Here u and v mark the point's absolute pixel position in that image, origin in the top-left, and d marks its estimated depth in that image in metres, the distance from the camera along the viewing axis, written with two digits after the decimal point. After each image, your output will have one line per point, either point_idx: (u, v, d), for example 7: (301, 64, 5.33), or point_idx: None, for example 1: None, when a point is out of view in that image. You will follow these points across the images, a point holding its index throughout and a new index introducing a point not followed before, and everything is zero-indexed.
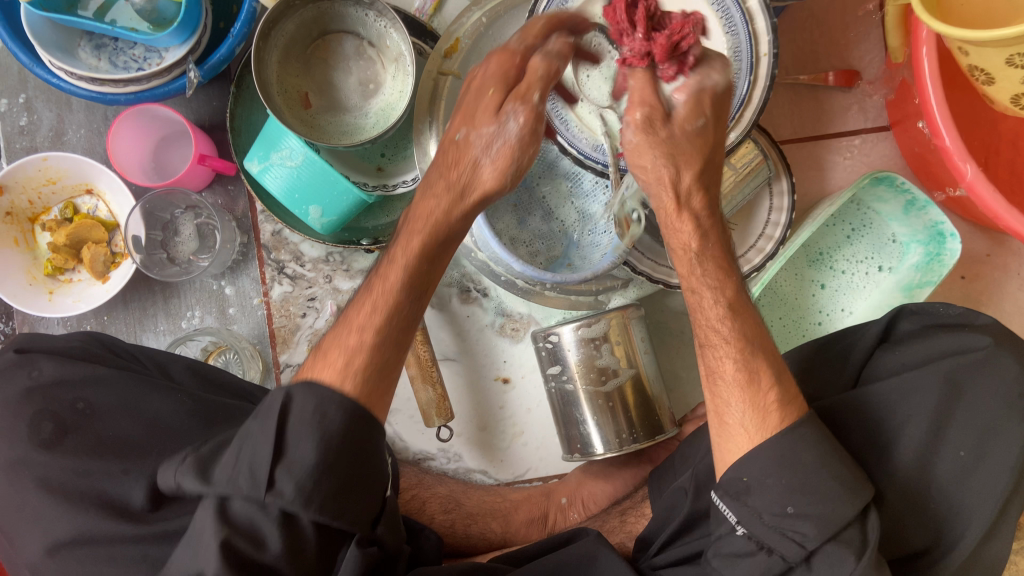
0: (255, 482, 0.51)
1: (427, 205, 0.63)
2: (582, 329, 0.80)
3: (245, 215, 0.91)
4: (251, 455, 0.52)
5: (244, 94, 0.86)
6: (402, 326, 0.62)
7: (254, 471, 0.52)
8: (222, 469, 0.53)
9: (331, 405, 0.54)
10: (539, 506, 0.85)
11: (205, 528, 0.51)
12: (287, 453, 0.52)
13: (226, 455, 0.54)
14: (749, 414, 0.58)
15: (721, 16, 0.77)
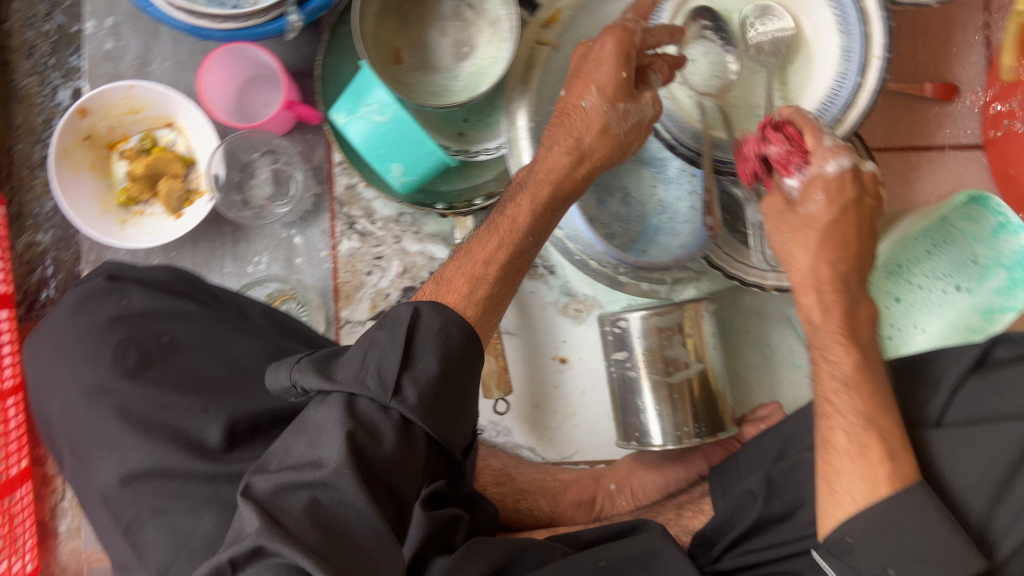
0: (383, 384, 0.51)
1: (552, 158, 0.66)
2: (654, 317, 0.79)
3: (321, 164, 0.90)
4: (377, 354, 0.52)
5: (335, 43, 0.85)
6: (519, 266, 0.64)
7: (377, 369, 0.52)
8: (348, 365, 0.53)
9: (453, 327, 0.55)
10: (588, 489, 0.85)
11: (323, 419, 0.50)
12: (414, 362, 0.52)
13: (350, 354, 0.54)
14: (861, 485, 0.57)
15: (836, 13, 0.75)
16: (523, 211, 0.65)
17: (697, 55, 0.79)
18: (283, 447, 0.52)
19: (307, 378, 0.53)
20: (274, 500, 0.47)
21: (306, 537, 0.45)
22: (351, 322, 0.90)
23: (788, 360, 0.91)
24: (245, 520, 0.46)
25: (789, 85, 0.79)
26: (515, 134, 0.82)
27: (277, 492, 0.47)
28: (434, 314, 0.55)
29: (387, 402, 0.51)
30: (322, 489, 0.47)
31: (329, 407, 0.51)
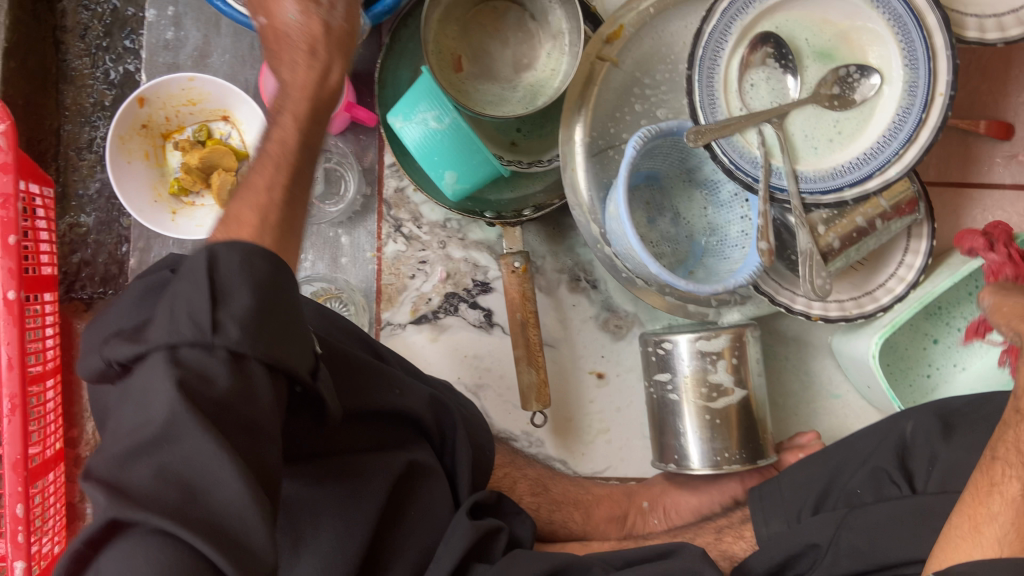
0: (197, 326, 0.44)
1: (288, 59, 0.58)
2: (700, 341, 0.79)
3: (372, 166, 0.91)
4: (185, 292, 0.45)
5: (396, 47, 0.85)
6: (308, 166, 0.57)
7: (175, 312, 0.44)
8: (154, 322, 0.45)
9: (257, 258, 0.47)
10: (620, 505, 0.86)
11: (151, 379, 0.43)
12: (224, 297, 0.45)
13: (156, 313, 0.45)
14: (1013, 534, 0.55)
15: (902, 47, 0.75)
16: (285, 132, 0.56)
17: (759, 81, 0.79)
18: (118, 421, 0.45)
19: (120, 347, 0.45)
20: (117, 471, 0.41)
21: (168, 500, 0.40)
22: (391, 324, 0.91)
23: (826, 390, 0.92)
24: (91, 502, 0.40)
25: (851, 117, 0.78)
26: (570, 149, 0.83)
27: (121, 463, 0.41)
28: (232, 250, 0.46)
29: (211, 341, 0.44)
30: (166, 449, 0.42)
31: (155, 367, 0.43)
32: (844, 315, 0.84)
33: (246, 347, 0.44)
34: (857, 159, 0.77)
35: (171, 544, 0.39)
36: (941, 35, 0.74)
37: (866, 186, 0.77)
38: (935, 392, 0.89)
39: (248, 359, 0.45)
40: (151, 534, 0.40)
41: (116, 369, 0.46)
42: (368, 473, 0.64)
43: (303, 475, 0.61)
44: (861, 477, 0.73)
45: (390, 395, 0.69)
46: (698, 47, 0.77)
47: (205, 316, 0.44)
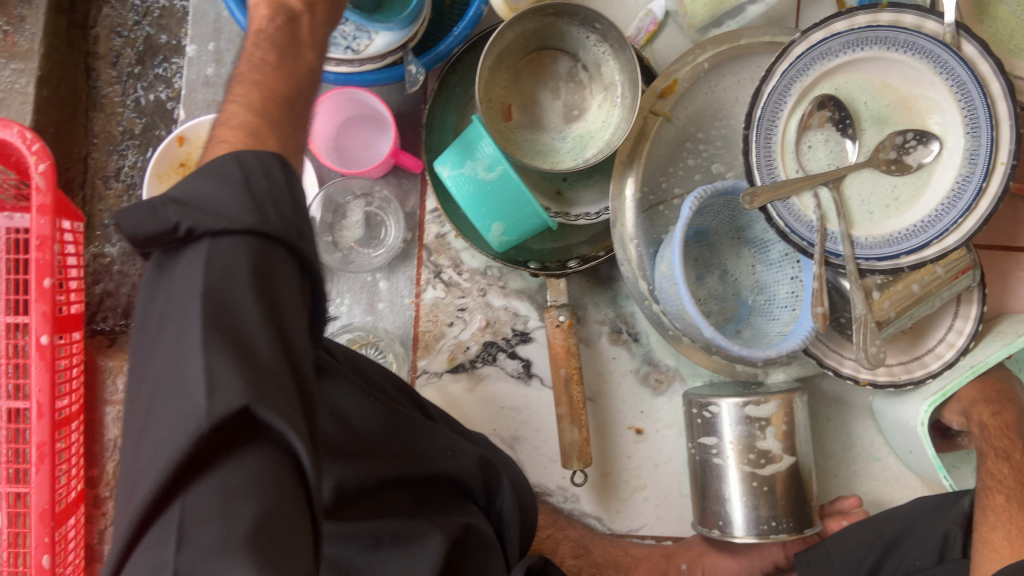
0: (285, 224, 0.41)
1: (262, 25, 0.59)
2: (747, 406, 0.78)
3: (414, 211, 0.89)
4: (264, 187, 0.42)
5: (443, 93, 0.83)
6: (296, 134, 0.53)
7: (259, 204, 0.41)
8: (233, 201, 0.40)
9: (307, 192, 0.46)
10: (658, 567, 0.83)
11: (250, 267, 0.39)
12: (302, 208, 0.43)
13: (228, 194, 0.40)
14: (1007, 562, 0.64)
15: (964, 113, 0.74)
16: (237, 110, 0.51)
17: (817, 142, 0.79)
18: (170, 296, 0.40)
19: (203, 218, 0.40)
20: (236, 358, 0.38)
21: (292, 407, 0.39)
22: (427, 372, 0.89)
23: (867, 452, 0.90)
24: (210, 389, 0.36)
25: (908, 182, 0.77)
26: (621, 203, 0.82)
27: (238, 350, 0.38)
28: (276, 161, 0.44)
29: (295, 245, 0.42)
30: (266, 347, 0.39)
31: (241, 255, 0.39)
32: (893, 381, 0.82)
33: (315, 266, 0.43)
34: (914, 227, 0.76)
35: (282, 459, 0.38)
36: (1005, 103, 0.72)
37: (924, 254, 0.75)
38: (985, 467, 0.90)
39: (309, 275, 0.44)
40: (267, 446, 0.38)
41: (177, 235, 0.40)
42: (420, 537, 0.61)
43: (357, 541, 0.59)
44: (924, 546, 0.74)
45: (442, 458, 0.68)
46: (757, 108, 0.76)
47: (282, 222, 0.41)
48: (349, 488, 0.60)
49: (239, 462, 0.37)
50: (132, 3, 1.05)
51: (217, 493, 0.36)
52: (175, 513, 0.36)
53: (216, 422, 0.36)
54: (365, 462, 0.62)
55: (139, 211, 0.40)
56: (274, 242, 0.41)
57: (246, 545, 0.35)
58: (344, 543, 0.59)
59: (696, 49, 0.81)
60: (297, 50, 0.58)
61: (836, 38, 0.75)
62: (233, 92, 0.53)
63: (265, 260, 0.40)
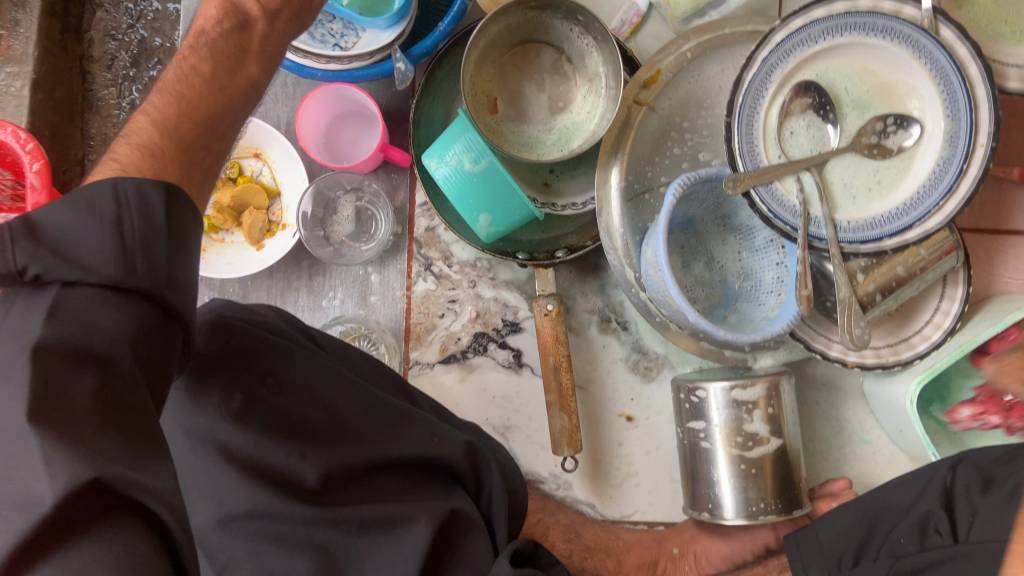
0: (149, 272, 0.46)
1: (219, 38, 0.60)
2: (735, 390, 0.79)
3: (404, 205, 0.90)
4: (136, 228, 0.46)
5: (430, 87, 0.85)
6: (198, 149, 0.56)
7: (126, 250, 0.45)
8: (96, 247, 0.44)
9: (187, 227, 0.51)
10: (650, 551, 0.85)
11: (104, 323, 0.43)
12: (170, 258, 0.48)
13: (94, 238, 0.45)
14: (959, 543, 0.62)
15: (944, 97, 0.75)
16: (146, 125, 0.53)
17: (799, 128, 0.79)
18: (6, 340, 0.42)
19: (56, 265, 0.43)
20: (73, 429, 0.40)
21: (147, 475, 0.41)
22: (419, 363, 0.90)
23: (857, 435, 0.91)
24: (46, 463, 0.37)
25: (891, 166, 0.78)
26: (607, 192, 0.83)
27: (79, 415, 0.40)
28: (158, 191, 0.48)
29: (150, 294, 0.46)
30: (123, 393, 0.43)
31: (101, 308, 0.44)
32: (881, 363, 0.83)
33: (181, 315, 0.48)
34: (897, 209, 0.77)
35: (142, 527, 0.40)
36: (983, 86, 0.73)
37: (906, 236, 0.76)
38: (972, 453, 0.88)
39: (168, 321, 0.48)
40: (120, 517, 0.39)
41: (25, 279, 0.43)
42: (405, 521, 0.63)
43: (343, 526, 0.60)
44: (907, 526, 0.72)
45: (428, 444, 0.68)
46: (738, 95, 0.77)
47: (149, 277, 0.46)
48: (337, 472, 0.62)
49: (89, 539, 0.38)
50: (125, 5, 1.07)
51: (65, 566, 0.36)
52: None
53: (64, 498, 0.37)
54: (348, 447, 0.64)
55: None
56: (134, 293, 0.45)
57: None
58: (332, 528, 0.60)
59: (680, 39, 0.82)
60: (239, 64, 0.60)
61: (814, 25, 0.76)
62: (148, 103, 0.56)
63: (117, 315, 0.44)
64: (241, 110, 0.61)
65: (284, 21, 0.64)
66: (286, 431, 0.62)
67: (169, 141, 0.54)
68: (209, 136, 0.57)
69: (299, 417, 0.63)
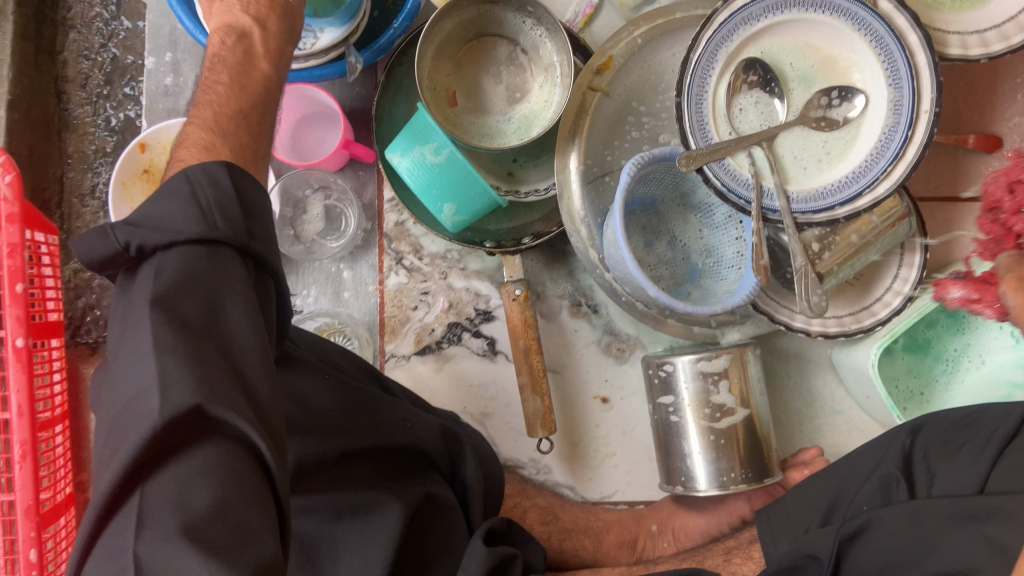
0: (236, 229, 0.46)
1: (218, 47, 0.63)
2: (701, 362, 0.80)
3: (372, 202, 0.92)
4: (212, 197, 0.46)
5: (390, 85, 0.87)
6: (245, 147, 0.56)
7: (202, 212, 0.45)
8: (179, 214, 0.45)
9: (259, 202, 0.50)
10: (629, 530, 0.85)
11: (201, 272, 0.44)
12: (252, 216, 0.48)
13: (178, 208, 0.45)
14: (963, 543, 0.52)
15: (885, 67, 0.77)
16: (193, 130, 0.55)
17: (747, 105, 0.82)
18: (129, 307, 0.44)
19: (149, 235, 0.44)
20: (195, 355, 0.41)
21: (245, 401, 0.41)
22: (395, 356, 0.92)
23: (829, 406, 0.93)
24: (163, 389, 0.39)
25: (839, 136, 0.80)
26: (566, 177, 0.85)
27: (196, 344, 0.42)
28: (219, 171, 0.48)
29: (244, 248, 0.46)
30: (228, 335, 0.43)
31: (207, 261, 0.44)
32: (844, 331, 0.85)
33: (271, 264, 0.48)
34: (846, 178, 0.79)
35: (241, 451, 0.41)
36: (924, 54, 0.75)
37: (857, 204, 0.78)
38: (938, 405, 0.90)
39: (264, 275, 0.48)
40: (225, 441, 0.40)
41: (128, 254, 0.45)
42: (378, 507, 0.63)
43: (317, 512, 0.60)
44: (868, 491, 0.68)
45: (401, 431, 0.68)
46: (686, 75, 0.79)
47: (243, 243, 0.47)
48: (309, 465, 0.60)
49: (196, 455, 0.40)
50: (98, 26, 1.10)
51: (176, 480, 0.39)
52: (135, 502, 0.39)
53: (170, 419, 0.39)
54: (324, 436, 0.62)
55: (92, 237, 0.45)
56: (223, 247, 0.45)
57: (201, 529, 0.37)
58: (304, 517, 0.61)
59: (630, 26, 0.84)
60: (251, 63, 0.62)
61: (756, 4, 0.78)
62: (191, 116, 0.57)
63: (211, 264, 0.44)
64: (270, 103, 0.62)
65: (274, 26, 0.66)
66: None
67: (218, 137, 0.54)
68: (256, 131, 0.59)
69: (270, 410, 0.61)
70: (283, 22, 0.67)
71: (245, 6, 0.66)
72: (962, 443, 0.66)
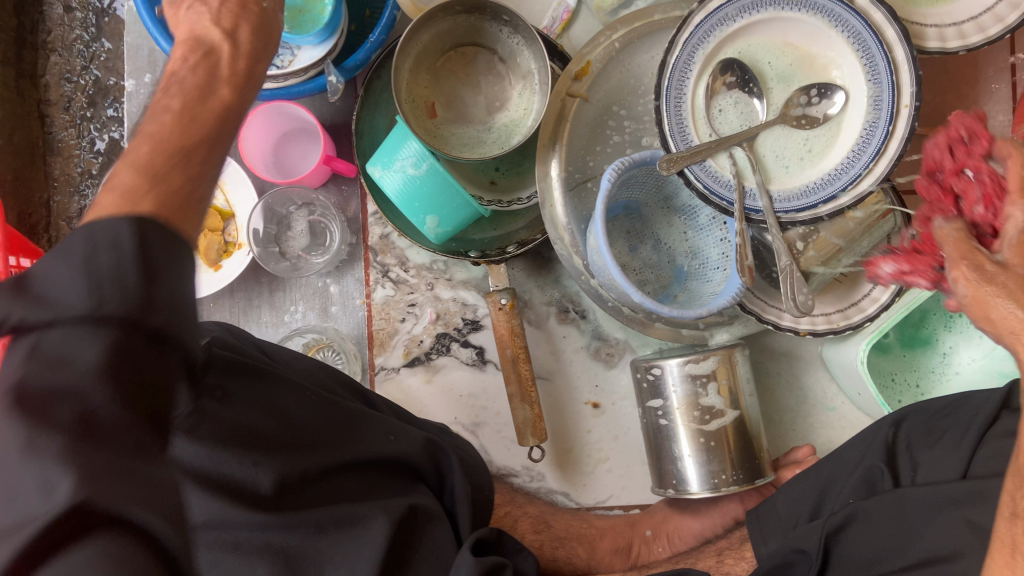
0: (127, 296, 0.36)
1: (179, 73, 0.56)
2: (689, 365, 0.80)
3: (356, 216, 0.92)
4: (111, 260, 0.36)
5: (370, 98, 0.87)
6: (193, 187, 0.48)
7: (96, 286, 0.35)
8: (68, 284, 0.35)
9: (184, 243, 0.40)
10: (623, 536, 0.85)
11: (82, 359, 0.34)
12: (154, 272, 0.37)
13: (67, 272, 0.35)
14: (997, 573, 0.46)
15: (864, 63, 0.77)
16: (124, 172, 0.46)
17: (726, 106, 0.82)
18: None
19: (30, 310, 0.35)
20: (48, 476, 0.32)
21: (120, 523, 0.33)
22: (385, 369, 0.92)
23: (821, 403, 0.92)
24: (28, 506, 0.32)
25: (819, 134, 0.80)
26: (548, 185, 0.85)
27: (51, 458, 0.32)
28: (129, 229, 0.37)
29: (139, 317, 0.36)
30: (99, 434, 0.34)
31: (90, 337, 0.35)
32: (832, 329, 0.84)
33: (176, 331, 0.37)
34: (828, 176, 0.79)
35: (142, 545, 0.34)
36: (902, 48, 0.74)
37: (840, 202, 0.78)
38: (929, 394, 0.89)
39: (161, 346, 0.37)
40: (125, 530, 0.33)
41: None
42: (363, 519, 0.63)
43: (298, 530, 0.59)
44: (853, 485, 0.68)
45: (383, 443, 0.68)
46: (664, 78, 0.79)
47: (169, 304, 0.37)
48: (291, 477, 0.60)
49: None
50: (78, 48, 1.09)
51: None
52: None
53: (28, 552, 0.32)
54: (303, 451, 0.62)
55: None
56: (112, 322, 0.35)
57: None
58: (289, 532, 0.59)
59: (607, 30, 0.84)
60: (213, 87, 0.55)
61: (731, 4, 0.77)
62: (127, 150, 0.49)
63: (102, 341, 0.35)
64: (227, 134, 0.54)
65: (245, 33, 0.61)
66: (241, 440, 0.59)
67: (151, 179, 0.46)
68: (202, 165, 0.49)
69: (252, 425, 0.60)
70: (255, 32, 0.62)
71: (213, 18, 0.61)
72: (945, 430, 0.66)
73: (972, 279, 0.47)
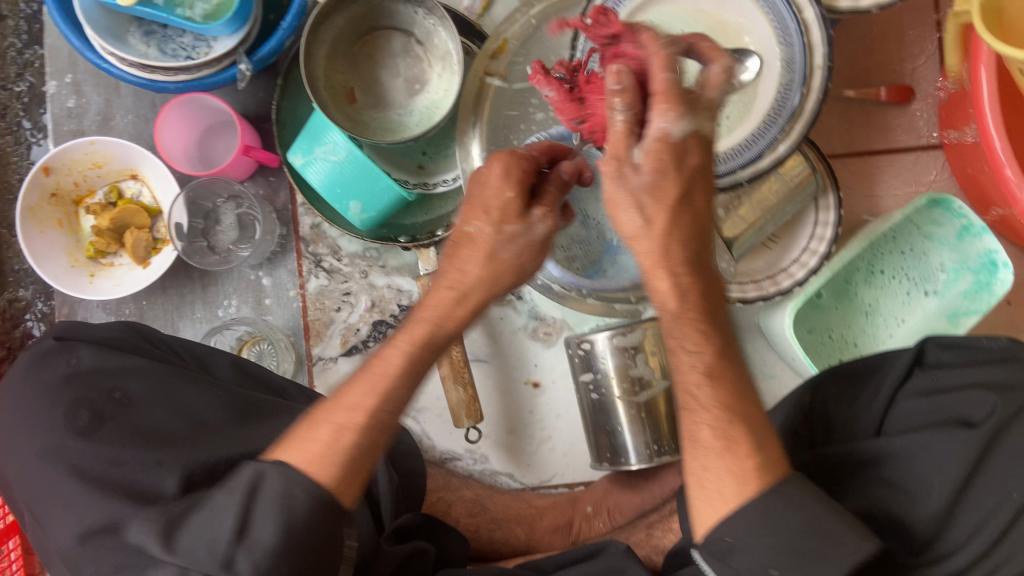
0: (212, 554, 0.52)
1: (437, 294, 0.59)
2: (617, 337, 0.80)
3: (286, 207, 0.92)
4: (230, 520, 0.52)
5: (291, 87, 0.87)
6: (394, 416, 0.59)
7: (220, 541, 0.52)
8: (208, 524, 0.53)
9: (297, 489, 0.53)
10: (564, 514, 0.85)
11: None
12: (250, 531, 0.52)
13: (217, 513, 0.53)
14: (727, 480, 0.53)
15: (776, 26, 0.76)
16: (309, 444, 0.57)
17: None
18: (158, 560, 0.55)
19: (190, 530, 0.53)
20: None
21: None
22: (323, 359, 0.92)
23: (761, 371, 0.92)
24: None
25: (736, 100, 0.78)
26: (469, 164, 0.84)
27: None
28: (277, 478, 0.53)
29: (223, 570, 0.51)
30: None
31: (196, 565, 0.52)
32: (761, 295, 0.84)
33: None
34: (747, 140, 0.77)
35: None
36: (812, 9, 0.74)
37: (759, 166, 0.77)
38: (873, 347, 0.89)
39: None
40: None
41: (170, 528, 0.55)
42: None
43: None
44: None
45: None
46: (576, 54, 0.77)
47: (307, 566, 0.53)
48: (198, 476, 0.61)
49: None
50: None
51: None
52: None
53: None
54: (212, 445, 0.63)
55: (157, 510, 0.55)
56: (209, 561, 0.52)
57: None
58: None
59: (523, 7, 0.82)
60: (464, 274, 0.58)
61: None
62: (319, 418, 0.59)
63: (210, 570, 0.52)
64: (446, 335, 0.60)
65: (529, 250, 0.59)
66: (141, 442, 0.61)
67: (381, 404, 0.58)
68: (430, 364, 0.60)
69: (155, 425, 0.63)
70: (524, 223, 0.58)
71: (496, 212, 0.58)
72: (861, 390, 0.68)
73: (616, 185, 0.52)
